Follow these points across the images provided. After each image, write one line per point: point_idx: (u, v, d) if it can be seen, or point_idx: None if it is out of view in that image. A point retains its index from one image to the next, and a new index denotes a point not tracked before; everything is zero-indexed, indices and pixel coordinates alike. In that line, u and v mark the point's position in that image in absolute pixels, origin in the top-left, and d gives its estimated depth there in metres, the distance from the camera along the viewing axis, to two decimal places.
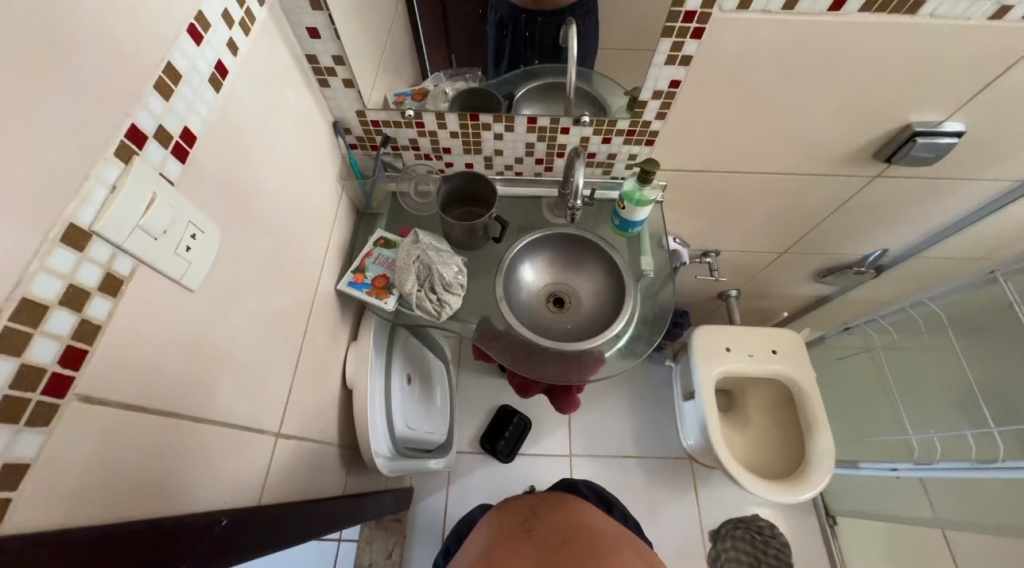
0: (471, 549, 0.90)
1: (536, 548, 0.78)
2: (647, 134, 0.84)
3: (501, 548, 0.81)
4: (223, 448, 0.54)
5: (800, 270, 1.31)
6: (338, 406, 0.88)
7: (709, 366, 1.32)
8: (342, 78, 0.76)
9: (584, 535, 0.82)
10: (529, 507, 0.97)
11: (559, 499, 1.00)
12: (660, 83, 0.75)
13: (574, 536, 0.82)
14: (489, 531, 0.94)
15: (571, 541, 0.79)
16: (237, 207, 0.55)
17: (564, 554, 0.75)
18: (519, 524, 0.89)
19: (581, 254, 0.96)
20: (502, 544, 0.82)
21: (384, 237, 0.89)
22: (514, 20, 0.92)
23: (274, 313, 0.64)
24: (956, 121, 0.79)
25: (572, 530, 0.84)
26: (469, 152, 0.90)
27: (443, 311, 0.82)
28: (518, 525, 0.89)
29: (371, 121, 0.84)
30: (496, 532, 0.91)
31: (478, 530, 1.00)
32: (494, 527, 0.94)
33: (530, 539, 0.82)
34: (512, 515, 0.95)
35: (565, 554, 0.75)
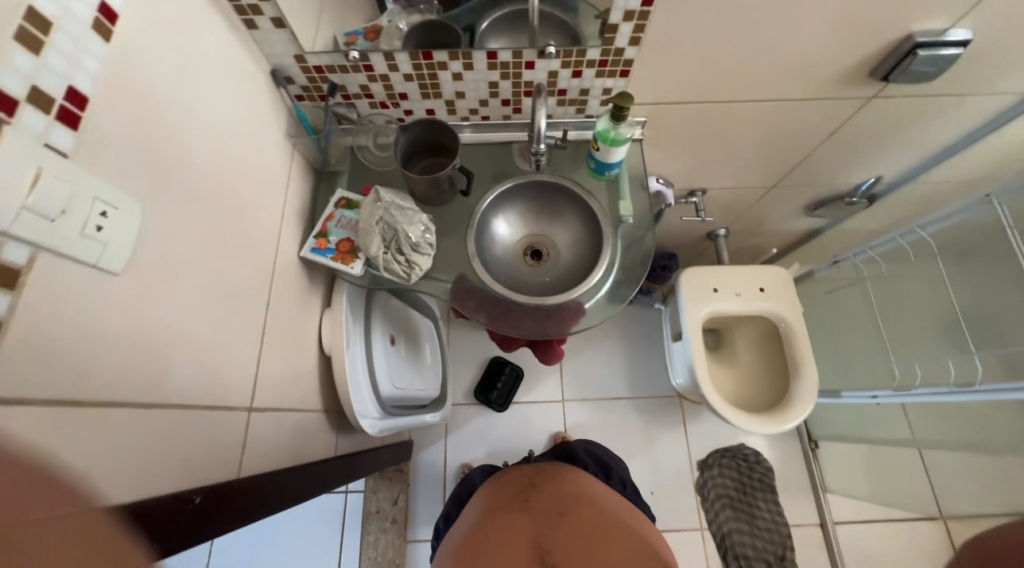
0: (468, 518, 0.92)
1: (533, 520, 0.82)
2: (621, 63, 0.75)
3: (499, 521, 0.83)
4: (188, 431, 0.53)
5: (790, 204, 1.26)
6: (318, 373, 0.87)
7: (696, 308, 1.31)
8: (270, 18, 0.66)
9: (582, 505, 0.85)
10: (526, 477, 0.96)
11: (556, 469, 0.98)
12: (631, 2, 0.65)
13: (571, 507, 0.84)
14: (486, 498, 0.95)
15: (568, 514, 0.82)
16: (159, 176, 0.50)
17: (562, 531, 0.78)
18: (515, 494, 0.91)
19: (556, 202, 0.90)
20: (500, 515, 0.85)
21: (346, 198, 0.84)
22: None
23: (227, 289, 0.61)
24: (963, 28, 0.71)
25: (570, 500, 0.86)
26: (427, 97, 0.82)
27: (413, 272, 0.79)
28: (515, 494, 0.91)
29: (314, 67, 0.76)
30: (495, 494, 0.94)
31: (475, 497, 1.02)
32: (492, 494, 0.95)
33: (528, 511, 0.85)
34: (508, 484, 0.96)
35: (561, 530, 0.78)
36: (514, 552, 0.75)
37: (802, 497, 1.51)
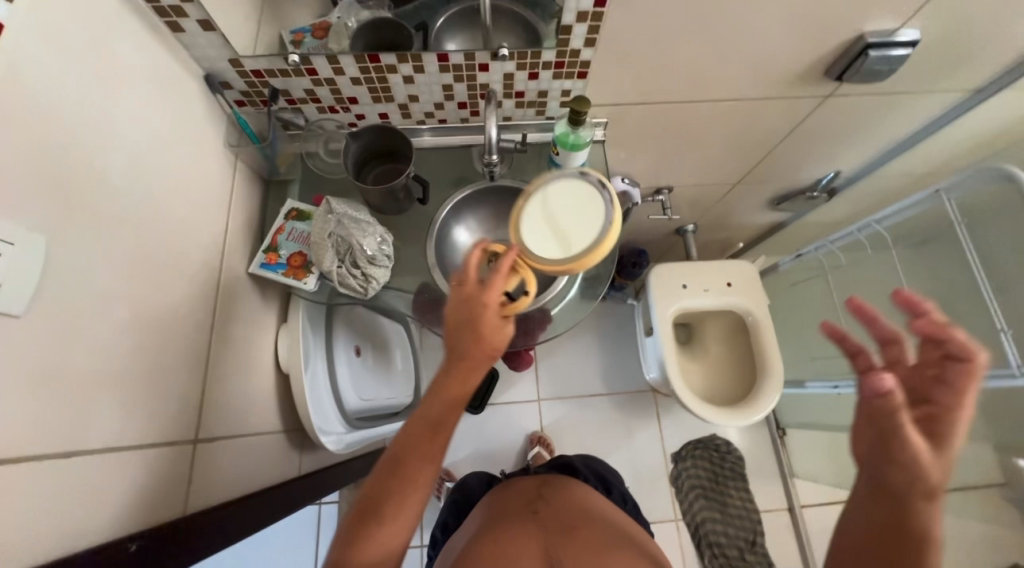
0: (474, 521, 0.93)
1: (544, 530, 0.80)
2: (577, 65, 0.73)
3: (509, 526, 0.82)
4: (118, 476, 0.49)
5: (754, 198, 1.27)
6: (276, 393, 0.83)
7: (666, 305, 1.32)
8: (196, 20, 0.61)
9: (593, 521, 0.83)
10: (534, 487, 0.96)
11: (563, 481, 0.98)
12: (583, 3, 0.63)
13: (583, 520, 0.82)
14: (491, 507, 0.94)
15: (580, 527, 0.80)
16: (66, 202, 0.45)
17: (573, 540, 0.76)
18: (524, 502, 0.91)
19: None
20: (510, 521, 0.84)
21: (296, 208, 0.79)
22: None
23: (162, 315, 0.57)
24: (912, 29, 0.72)
25: (580, 515, 0.84)
26: (379, 100, 0.78)
27: (371, 286, 0.76)
28: (523, 504, 0.90)
29: (252, 71, 0.71)
30: (502, 504, 0.93)
31: (476, 508, 1.00)
32: (498, 502, 0.94)
33: (538, 520, 0.83)
34: (516, 491, 0.96)
35: (573, 541, 0.76)
36: (524, 558, 0.73)
37: (772, 482, 1.56)
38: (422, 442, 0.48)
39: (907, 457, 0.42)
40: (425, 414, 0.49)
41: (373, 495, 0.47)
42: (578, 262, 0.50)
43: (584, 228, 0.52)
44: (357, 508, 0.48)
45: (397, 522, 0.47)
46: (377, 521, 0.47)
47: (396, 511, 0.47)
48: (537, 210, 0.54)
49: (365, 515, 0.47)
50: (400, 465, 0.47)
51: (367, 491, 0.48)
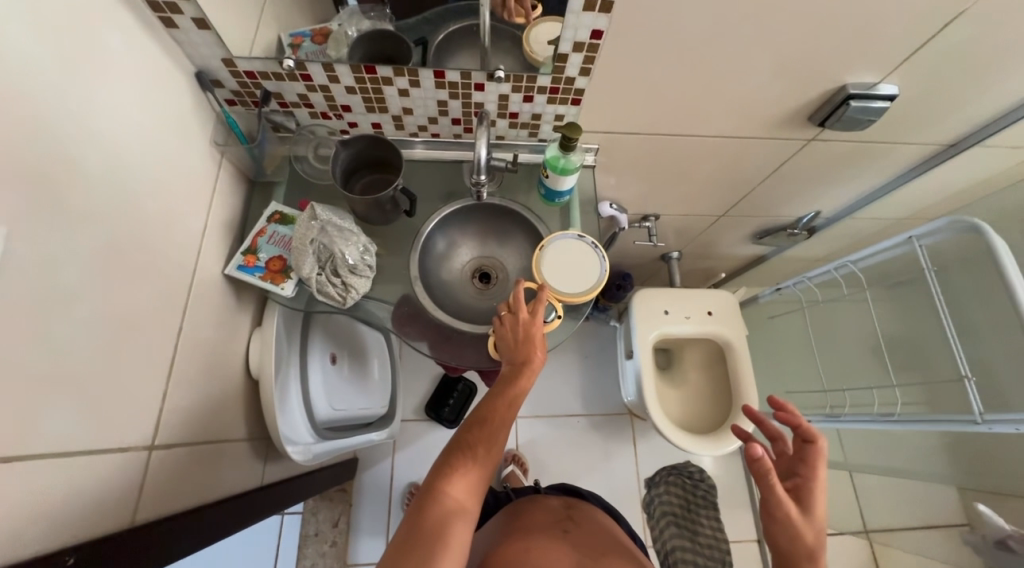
0: (496, 529, 0.91)
1: (575, 550, 0.78)
2: (572, 92, 0.74)
3: (541, 540, 0.80)
4: (60, 483, 0.46)
5: (737, 231, 1.30)
6: (243, 398, 0.81)
7: (646, 330, 1.34)
8: (190, 18, 0.60)
9: (624, 554, 0.81)
10: (563, 508, 0.94)
11: (592, 512, 0.95)
12: (580, 33, 0.63)
13: (614, 552, 0.80)
14: (515, 517, 0.92)
15: (612, 556, 0.78)
16: (32, 192, 0.43)
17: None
18: (553, 520, 0.89)
19: (505, 226, 0.87)
20: (542, 535, 0.82)
21: (280, 211, 0.78)
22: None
23: (125, 316, 0.55)
24: (891, 83, 0.75)
25: (611, 546, 0.82)
26: (373, 110, 0.78)
27: (350, 296, 0.74)
28: (553, 521, 0.88)
29: (245, 72, 0.70)
30: (527, 515, 0.91)
31: (495, 518, 0.97)
32: (523, 513, 0.92)
33: (568, 540, 0.81)
34: (544, 508, 0.94)
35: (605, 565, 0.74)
36: None
37: (742, 512, 1.57)
38: (501, 401, 0.65)
39: (779, 511, 0.60)
40: (500, 383, 0.67)
41: (464, 438, 0.64)
42: (592, 290, 0.77)
43: (586, 270, 0.78)
44: (449, 450, 0.63)
45: (481, 460, 0.62)
46: (467, 455, 0.62)
47: (481, 449, 0.63)
48: (551, 258, 0.78)
49: (457, 449, 0.63)
50: (484, 417, 0.65)
51: (457, 437, 0.64)
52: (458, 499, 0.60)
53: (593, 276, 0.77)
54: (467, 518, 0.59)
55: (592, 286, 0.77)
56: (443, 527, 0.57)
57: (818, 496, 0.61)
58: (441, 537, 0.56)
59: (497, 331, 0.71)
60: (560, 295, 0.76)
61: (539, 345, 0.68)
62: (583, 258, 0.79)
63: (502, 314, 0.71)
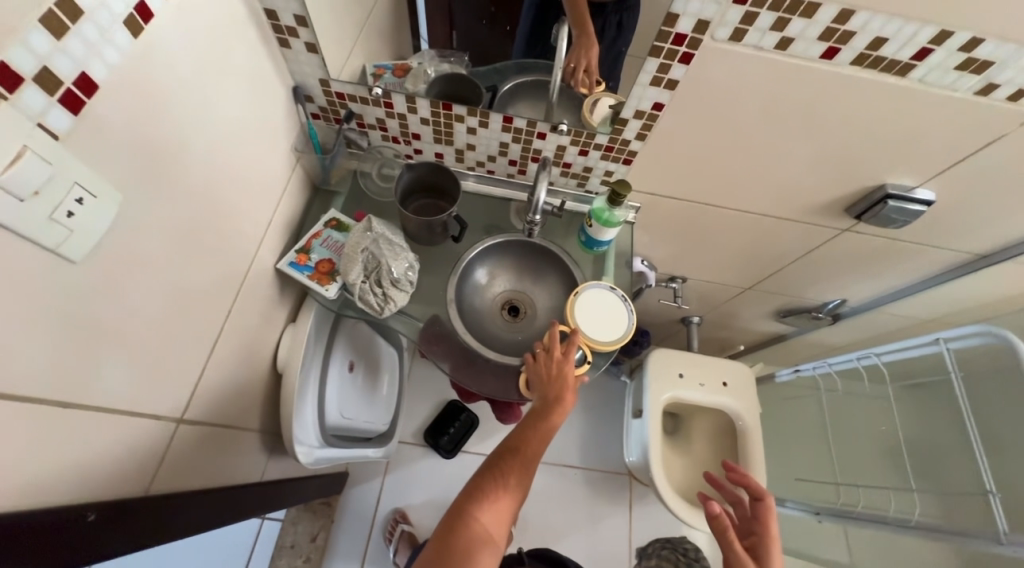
0: None
1: None
2: (624, 153, 0.80)
3: None
4: (98, 440, 0.48)
5: (760, 306, 1.31)
6: (265, 389, 0.83)
7: (659, 390, 1.33)
8: (304, 41, 0.68)
9: None
10: None
11: None
12: (642, 103, 0.70)
13: None
14: None
15: None
16: (148, 169, 0.49)
17: None
18: None
19: (542, 265, 0.91)
20: None
21: (337, 218, 0.83)
22: (531, 9, 0.80)
23: (190, 291, 0.58)
24: (928, 190, 0.79)
25: None
26: (439, 142, 0.85)
27: (388, 307, 0.78)
28: None
29: (335, 93, 0.78)
30: None
31: None
32: None
33: None
34: None
35: None
36: None
37: None
38: (533, 434, 0.73)
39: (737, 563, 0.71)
40: (532, 418, 0.74)
41: (496, 464, 0.70)
42: (625, 338, 0.79)
43: (618, 320, 0.81)
44: (482, 474, 0.70)
45: (511, 487, 0.68)
46: (498, 482, 0.68)
47: (512, 477, 0.69)
48: (583, 304, 0.82)
49: (489, 476, 0.69)
50: (517, 447, 0.72)
51: (490, 463, 0.71)
52: (487, 523, 0.65)
53: (622, 325, 0.80)
54: (493, 544, 0.64)
55: (621, 334, 0.80)
56: (472, 549, 0.62)
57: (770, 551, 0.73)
58: (468, 555, 0.61)
59: (529, 367, 0.78)
60: (591, 340, 0.79)
61: (569, 386, 0.75)
62: (613, 308, 0.82)
63: (536, 351, 0.78)
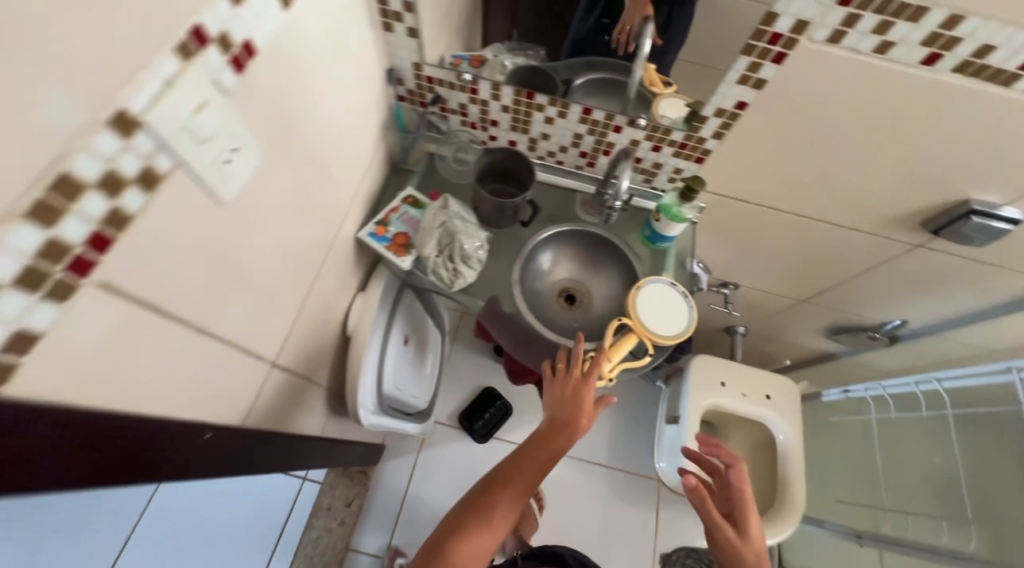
0: None
1: None
2: (698, 150, 0.81)
3: None
4: (217, 370, 0.53)
5: (814, 321, 1.28)
6: (333, 351, 0.88)
7: (700, 396, 1.32)
8: (407, 26, 0.73)
9: None
10: None
11: None
12: (726, 101, 0.71)
13: None
14: None
15: None
16: (279, 130, 0.54)
17: None
18: None
19: (603, 256, 0.93)
20: None
21: (413, 196, 0.88)
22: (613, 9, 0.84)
23: (292, 247, 0.64)
24: (1014, 209, 0.75)
25: None
26: (515, 129, 0.88)
27: (457, 281, 0.82)
28: None
29: (426, 77, 0.82)
30: None
31: None
32: None
33: None
34: None
35: None
36: None
37: None
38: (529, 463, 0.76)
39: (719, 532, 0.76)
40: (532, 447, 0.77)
41: (487, 493, 0.74)
42: (687, 332, 0.81)
43: (678, 314, 0.82)
44: (473, 501, 0.74)
45: (496, 520, 0.72)
46: (484, 514, 0.72)
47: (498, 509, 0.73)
48: (644, 298, 0.83)
49: (477, 507, 0.73)
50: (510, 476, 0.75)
51: (482, 491, 0.75)
52: (471, 553, 0.70)
53: (683, 319, 0.82)
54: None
55: (682, 330, 0.81)
56: None
57: (750, 517, 0.77)
58: None
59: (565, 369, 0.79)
60: (653, 335, 0.79)
61: (577, 412, 0.75)
62: (673, 305, 0.83)
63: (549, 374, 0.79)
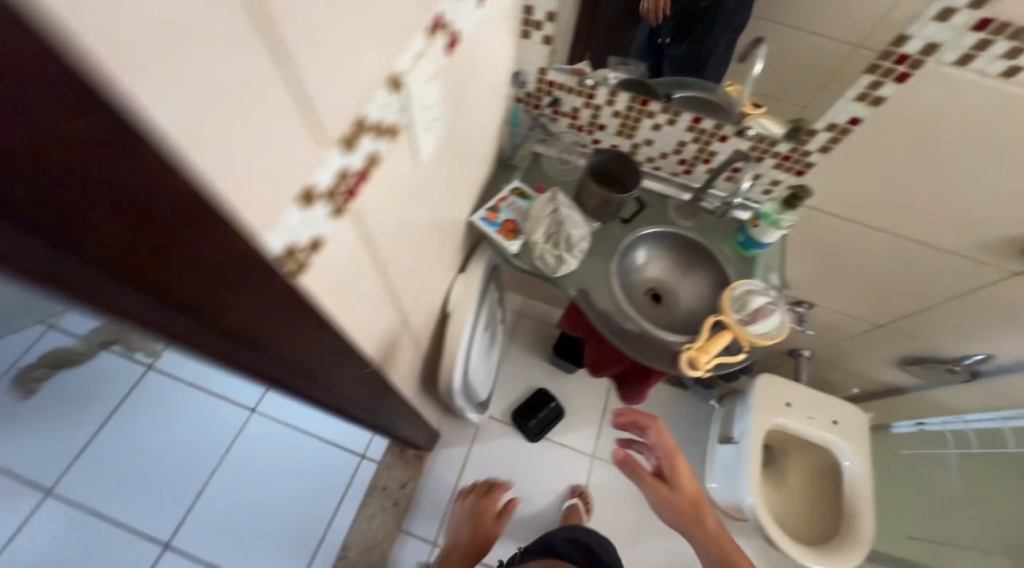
0: None
1: None
2: (801, 163, 0.85)
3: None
4: (380, 312, 0.60)
5: (887, 349, 1.27)
6: (434, 325, 0.95)
7: (764, 416, 1.32)
8: (544, 34, 0.81)
9: None
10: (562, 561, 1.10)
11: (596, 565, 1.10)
12: (840, 116, 0.76)
13: None
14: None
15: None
16: (454, 110, 0.62)
17: None
18: None
19: (693, 259, 0.97)
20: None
21: (521, 188, 0.95)
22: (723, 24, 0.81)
23: (435, 217, 0.71)
24: None
25: None
26: (620, 134, 0.95)
27: (561, 268, 0.88)
28: None
29: (548, 81, 0.89)
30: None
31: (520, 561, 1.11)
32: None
33: None
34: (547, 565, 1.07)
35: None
36: None
37: None
38: None
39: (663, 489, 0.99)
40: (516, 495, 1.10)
41: None
42: (779, 332, 0.83)
43: (771, 316, 0.83)
44: None
45: None
46: None
47: None
48: (739, 297, 0.84)
49: None
50: None
51: None
52: None
53: (775, 321, 0.83)
54: None
55: (774, 330, 0.82)
56: None
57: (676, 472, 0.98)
58: None
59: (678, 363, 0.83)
60: (749, 335, 0.82)
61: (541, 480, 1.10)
62: (766, 308, 0.84)
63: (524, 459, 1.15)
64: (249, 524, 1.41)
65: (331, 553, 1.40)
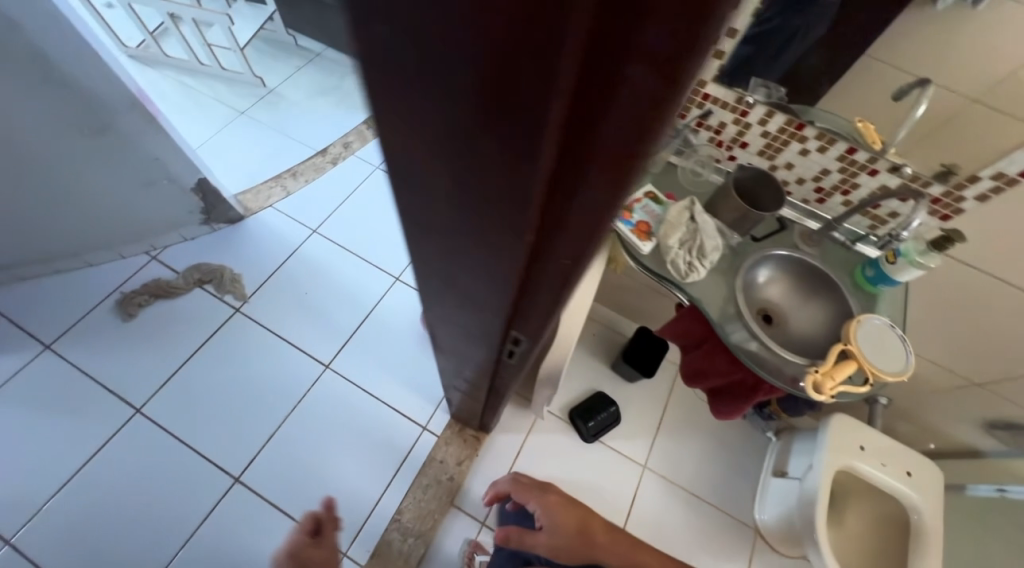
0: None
1: None
2: (950, 208, 0.90)
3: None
4: None
5: (976, 407, 1.25)
6: None
7: (837, 457, 1.29)
8: (717, 48, 0.85)
9: None
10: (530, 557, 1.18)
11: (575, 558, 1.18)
12: (1012, 166, 0.80)
13: None
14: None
15: None
16: None
17: None
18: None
19: (812, 284, 0.98)
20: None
21: (654, 193, 0.98)
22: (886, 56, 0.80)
23: None
24: None
25: None
26: (761, 154, 0.98)
27: (690, 274, 0.92)
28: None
29: (703, 94, 0.93)
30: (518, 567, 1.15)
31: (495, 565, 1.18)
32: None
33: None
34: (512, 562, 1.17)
35: None
36: None
37: None
38: None
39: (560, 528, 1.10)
40: None
41: None
42: (906, 369, 0.85)
43: (897, 354, 0.85)
44: None
45: None
46: None
47: None
48: (865, 330, 0.86)
49: None
50: None
51: None
52: None
53: (903, 359, 0.85)
54: None
55: (903, 367, 0.84)
56: None
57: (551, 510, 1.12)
58: None
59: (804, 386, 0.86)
60: (877, 369, 0.84)
61: None
62: (892, 345, 0.86)
63: None
64: (313, 475, 1.47)
65: (386, 516, 1.44)
